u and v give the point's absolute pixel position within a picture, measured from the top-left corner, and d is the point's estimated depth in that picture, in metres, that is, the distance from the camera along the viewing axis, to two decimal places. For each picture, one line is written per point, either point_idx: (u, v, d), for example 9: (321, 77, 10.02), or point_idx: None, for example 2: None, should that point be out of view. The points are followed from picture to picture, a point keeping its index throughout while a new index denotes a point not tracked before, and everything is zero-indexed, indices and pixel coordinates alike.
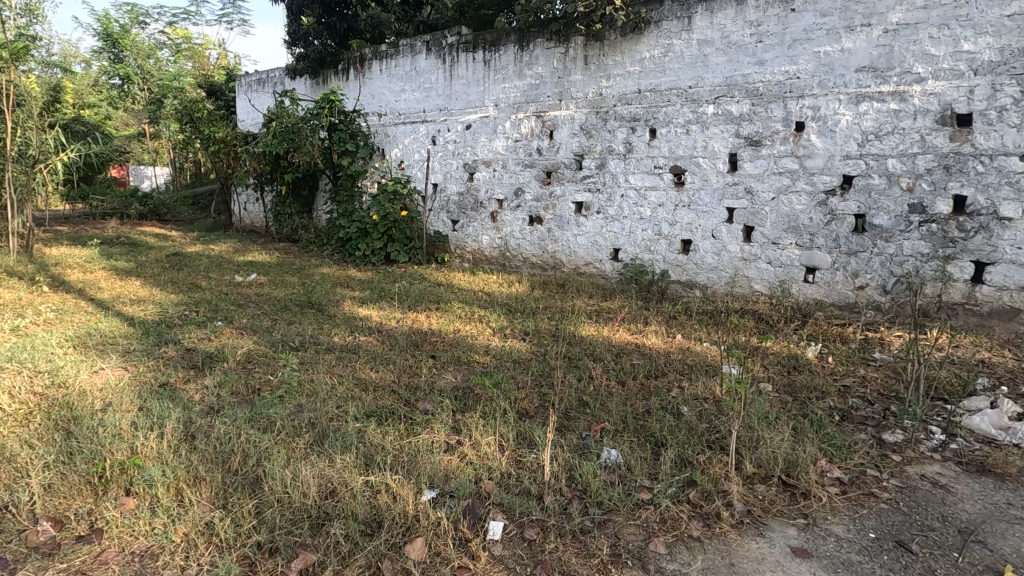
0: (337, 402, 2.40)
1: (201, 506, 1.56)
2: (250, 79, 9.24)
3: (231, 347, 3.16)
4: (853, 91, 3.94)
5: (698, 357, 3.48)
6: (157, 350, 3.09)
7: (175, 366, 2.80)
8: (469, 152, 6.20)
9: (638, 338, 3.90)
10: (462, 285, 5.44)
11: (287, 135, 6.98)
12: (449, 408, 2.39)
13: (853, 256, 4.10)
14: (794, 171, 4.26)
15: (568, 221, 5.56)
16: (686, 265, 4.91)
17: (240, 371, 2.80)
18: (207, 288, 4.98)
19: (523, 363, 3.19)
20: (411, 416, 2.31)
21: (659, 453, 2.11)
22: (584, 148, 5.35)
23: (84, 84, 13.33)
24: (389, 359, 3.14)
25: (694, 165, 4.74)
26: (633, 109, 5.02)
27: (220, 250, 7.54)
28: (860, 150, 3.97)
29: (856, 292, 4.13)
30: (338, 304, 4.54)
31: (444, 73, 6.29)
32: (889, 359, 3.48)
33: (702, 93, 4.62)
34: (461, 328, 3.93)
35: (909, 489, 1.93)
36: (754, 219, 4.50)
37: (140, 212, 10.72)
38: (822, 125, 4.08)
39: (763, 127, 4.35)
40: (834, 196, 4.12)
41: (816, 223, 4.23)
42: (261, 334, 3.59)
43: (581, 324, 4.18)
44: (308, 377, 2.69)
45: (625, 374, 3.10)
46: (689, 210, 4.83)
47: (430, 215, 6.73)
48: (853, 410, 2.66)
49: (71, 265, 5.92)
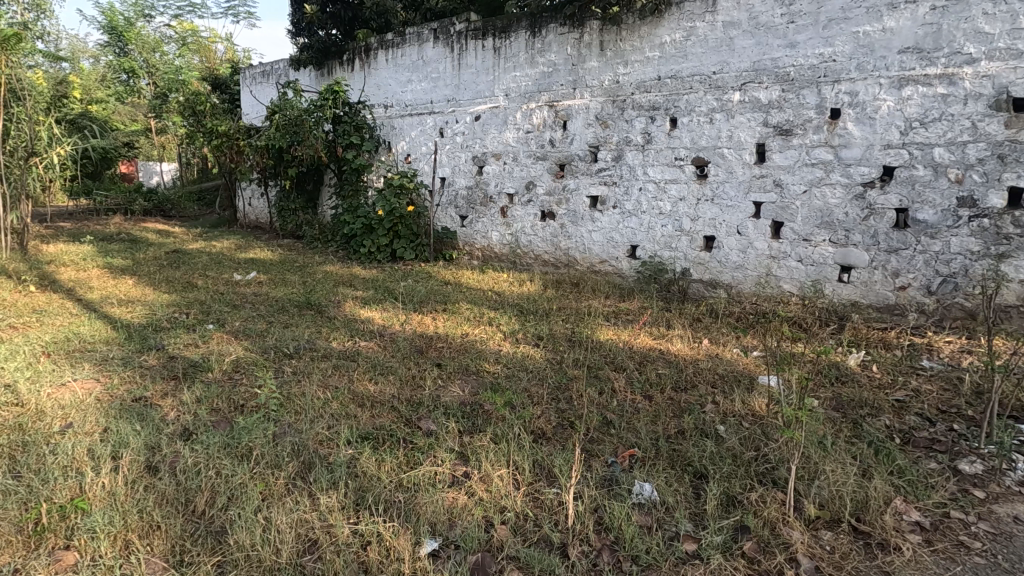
0: (327, 423, 2.12)
1: (151, 566, 1.29)
2: (254, 72, 9.01)
3: (217, 355, 2.89)
4: (895, 75, 3.58)
5: (731, 367, 3.16)
6: (137, 358, 2.82)
7: (152, 378, 2.52)
8: (478, 144, 5.90)
9: (661, 343, 3.60)
10: (470, 284, 5.13)
11: (291, 127, 6.78)
12: (455, 430, 2.10)
13: (894, 254, 3.75)
14: (827, 162, 3.91)
15: (582, 216, 5.24)
16: (708, 263, 4.57)
17: (225, 384, 2.53)
18: (202, 288, 4.73)
19: (537, 373, 2.90)
20: (411, 439, 2.02)
21: (699, 487, 1.81)
22: (599, 139, 5.02)
23: (92, 79, 13.17)
24: (389, 368, 2.86)
25: (718, 157, 4.40)
26: (652, 97, 4.68)
27: (222, 247, 7.31)
28: (902, 139, 3.61)
29: (897, 293, 3.78)
30: (338, 305, 4.27)
31: (452, 62, 5.98)
32: (941, 369, 3.15)
33: (727, 79, 4.27)
34: (469, 332, 3.63)
35: (1003, 537, 1.60)
36: (784, 215, 4.16)
37: (145, 208, 10.52)
38: (859, 112, 3.73)
39: (794, 115, 4.00)
40: (873, 188, 3.76)
41: (852, 219, 3.88)
42: (253, 339, 3.32)
43: (599, 327, 3.88)
44: (301, 394, 2.41)
45: (651, 386, 2.80)
46: (712, 205, 4.49)
47: (437, 211, 6.44)
48: (915, 432, 2.33)
49: (65, 263, 5.70)
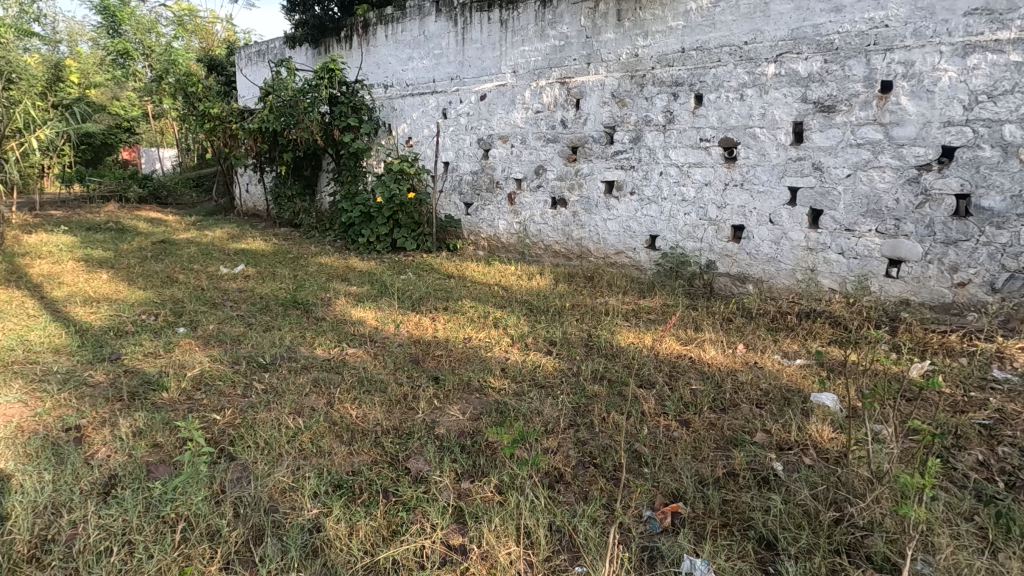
0: (291, 467, 1.72)
1: None
2: (249, 51, 8.53)
3: (178, 369, 2.49)
4: (959, 40, 3.07)
5: (776, 381, 2.71)
6: (82, 373, 2.42)
7: (92, 401, 2.13)
8: (483, 126, 5.43)
9: (691, 349, 3.16)
10: (476, 279, 4.69)
11: (285, 110, 6.35)
12: (450, 476, 1.70)
13: (953, 246, 3.26)
14: (876, 143, 3.41)
15: (596, 203, 4.77)
16: (736, 255, 4.10)
17: (179, 409, 2.13)
18: (181, 283, 4.35)
19: (551, 390, 2.48)
20: (395, 490, 1.61)
21: (763, 563, 1.41)
22: (615, 119, 4.53)
23: (89, 63, 12.75)
24: (378, 385, 2.44)
25: (749, 138, 3.90)
26: (674, 71, 4.17)
27: (214, 236, 6.90)
28: (965, 115, 3.11)
29: (955, 290, 3.30)
30: (329, 304, 3.83)
31: (454, 37, 5.49)
32: (1018, 381, 2.70)
33: (760, 49, 3.76)
34: (473, 337, 3.20)
35: None
36: (823, 202, 3.67)
37: (140, 194, 10.08)
38: (915, 85, 3.22)
39: (837, 89, 3.49)
40: (929, 172, 3.27)
41: (903, 206, 3.38)
42: (226, 347, 2.91)
43: (618, 329, 3.44)
44: (267, 423, 2.00)
45: (686, 407, 2.37)
46: (742, 190, 4.00)
47: (441, 197, 5.99)
48: (1014, 472, 1.89)
49: (41, 255, 5.34)
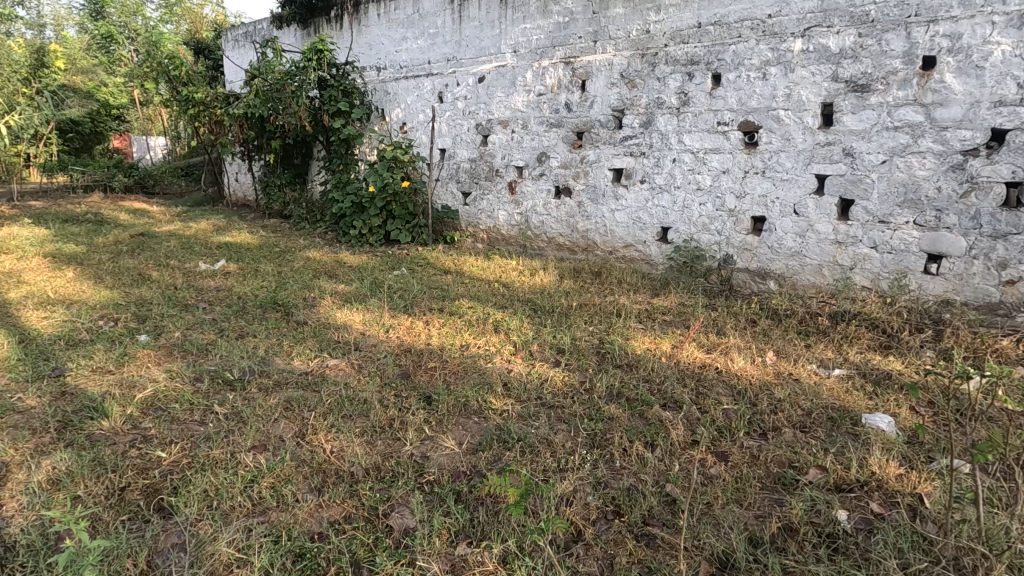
0: (242, 529, 1.38)
1: None
2: (237, 33, 8.06)
3: (127, 390, 2.13)
4: (1015, 9, 2.69)
5: (817, 397, 2.35)
6: (11, 396, 2.06)
7: (13, 436, 1.79)
8: (482, 109, 5.03)
9: (717, 357, 2.80)
10: (475, 275, 4.32)
11: (274, 92, 5.83)
12: (440, 542, 1.36)
13: (1002, 240, 2.88)
14: (915, 125, 3.02)
15: (603, 193, 4.39)
16: (757, 249, 3.71)
17: (120, 443, 1.78)
18: (152, 281, 3.98)
19: (561, 413, 2.13)
20: (370, 565, 1.28)
21: None
22: (624, 102, 4.14)
23: (77, 47, 12.32)
24: (360, 407, 2.09)
25: (772, 121, 3.51)
26: (690, 48, 3.77)
27: (198, 228, 6.51)
28: (1020, 93, 2.72)
29: (1004, 289, 2.92)
30: (312, 305, 3.46)
31: (450, 15, 5.08)
32: None
33: (787, 23, 3.36)
34: (471, 344, 2.84)
35: None
36: (855, 191, 3.28)
37: (126, 183, 9.66)
38: (962, 60, 2.84)
39: (872, 66, 3.10)
40: (975, 158, 2.88)
41: (945, 196, 3.00)
42: (189, 359, 2.55)
43: (634, 333, 3.07)
44: (221, 463, 1.65)
45: (719, 433, 2.02)
46: (763, 178, 3.61)
47: (436, 186, 5.59)
48: None
49: (7, 250, 4.98)
